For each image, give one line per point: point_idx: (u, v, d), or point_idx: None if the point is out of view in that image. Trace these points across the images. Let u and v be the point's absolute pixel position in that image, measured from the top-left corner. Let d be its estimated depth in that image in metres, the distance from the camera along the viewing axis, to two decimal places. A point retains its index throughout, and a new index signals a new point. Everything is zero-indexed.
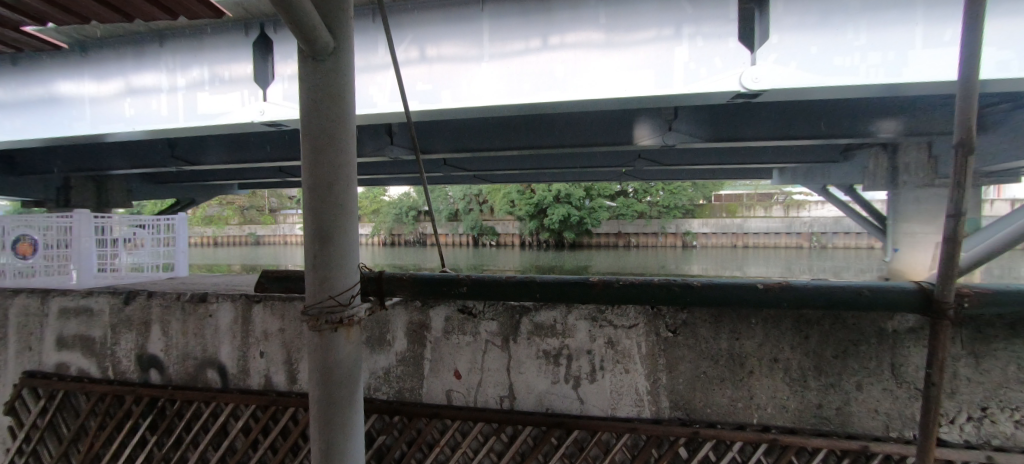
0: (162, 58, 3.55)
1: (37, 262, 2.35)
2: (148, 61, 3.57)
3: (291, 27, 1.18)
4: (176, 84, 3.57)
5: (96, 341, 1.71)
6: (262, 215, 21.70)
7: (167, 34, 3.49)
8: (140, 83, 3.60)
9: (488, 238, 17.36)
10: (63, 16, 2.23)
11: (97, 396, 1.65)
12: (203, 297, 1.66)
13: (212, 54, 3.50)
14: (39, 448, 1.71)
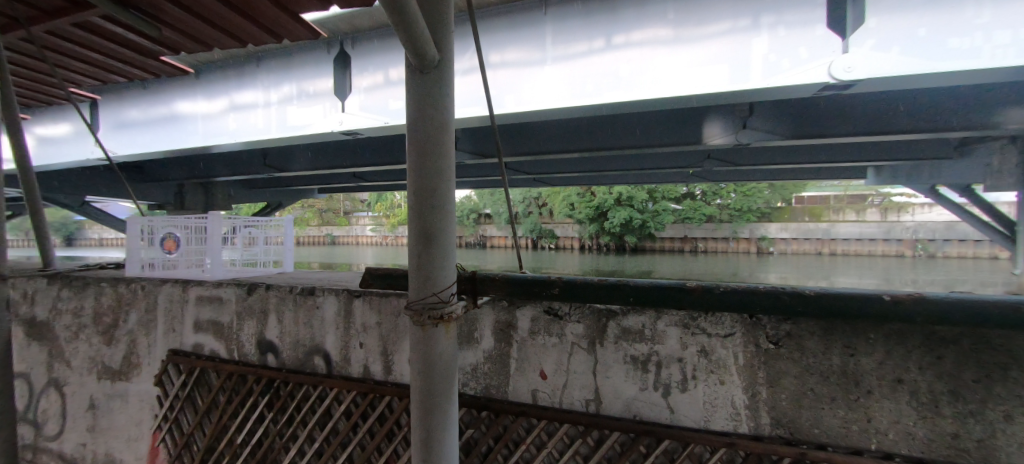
0: (260, 77, 3.98)
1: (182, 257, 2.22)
2: (248, 80, 4.01)
3: (406, 42, 1.25)
4: (271, 99, 3.97)
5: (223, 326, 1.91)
6: (338, 218, 23.72)
7: (265, 56, 3.91)
8: (241, 100, 4.07)
9: (546, 241, 17.38)
10: (190, 45, 2.52)
11: (226, 373, 1.79)
12: (311, 290, 1.79)
13: (300, 71, 3.85)
14: (174, 423, 1.83)
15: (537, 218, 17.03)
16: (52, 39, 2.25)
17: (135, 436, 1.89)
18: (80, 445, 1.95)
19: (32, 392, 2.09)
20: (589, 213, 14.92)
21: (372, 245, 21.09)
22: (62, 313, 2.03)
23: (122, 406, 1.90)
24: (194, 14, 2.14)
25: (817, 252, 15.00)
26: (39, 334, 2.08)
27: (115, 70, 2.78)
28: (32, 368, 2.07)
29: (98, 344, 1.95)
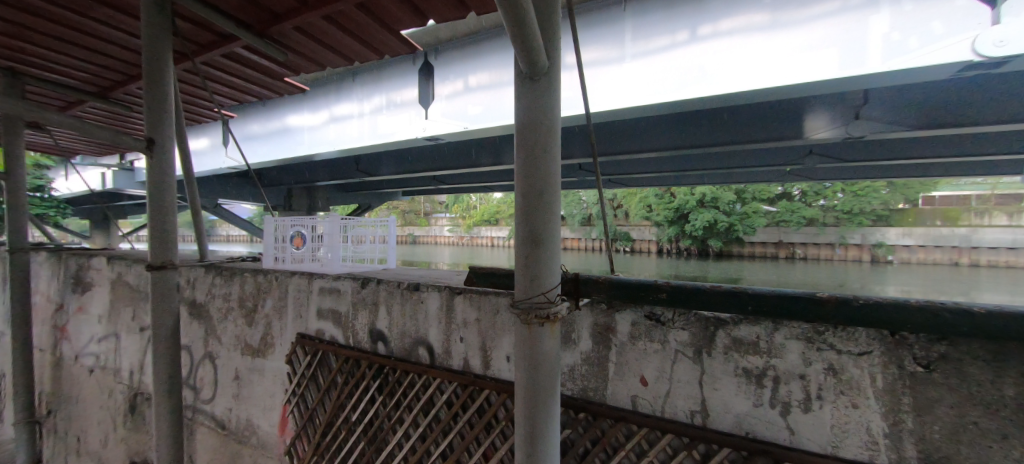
0: (355, 90, 4.39)
1: (307, 254, 2.18)
2: (345, 93, 4.45)
3: (523, 53, 1.29)
4: (364, 110, 4.37)
5: None
6: (417, 218, 25.36)
7: (361, 71, 4.32)
8: (339, 112, 4.53)
9: (621, 244, 16.59)
10: (308, 67, 2.73)
11: (344, 357, 1.94)
12: (416, 286, 1.90)
13: (390, 83, 4.17)
14: (297, 398, 2.00)
15: (611, 220, 16.58)
16: (206, 70, 2.65)
17: (255, 411, 2.07)
18: (227, 409, 2.14)
19: (193, 362, 2.33)
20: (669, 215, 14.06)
21: (446, 245, 22.13)
22: (215, 297, 2.23)
23: (260, 379, 2.09)
24: (311, 39, 2.38)
25: (953, 263, 12.55)
26: (198, 313, 2.31)
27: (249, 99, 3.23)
28: (190, 341, 2.30)
29: (241, 324, 2.14)
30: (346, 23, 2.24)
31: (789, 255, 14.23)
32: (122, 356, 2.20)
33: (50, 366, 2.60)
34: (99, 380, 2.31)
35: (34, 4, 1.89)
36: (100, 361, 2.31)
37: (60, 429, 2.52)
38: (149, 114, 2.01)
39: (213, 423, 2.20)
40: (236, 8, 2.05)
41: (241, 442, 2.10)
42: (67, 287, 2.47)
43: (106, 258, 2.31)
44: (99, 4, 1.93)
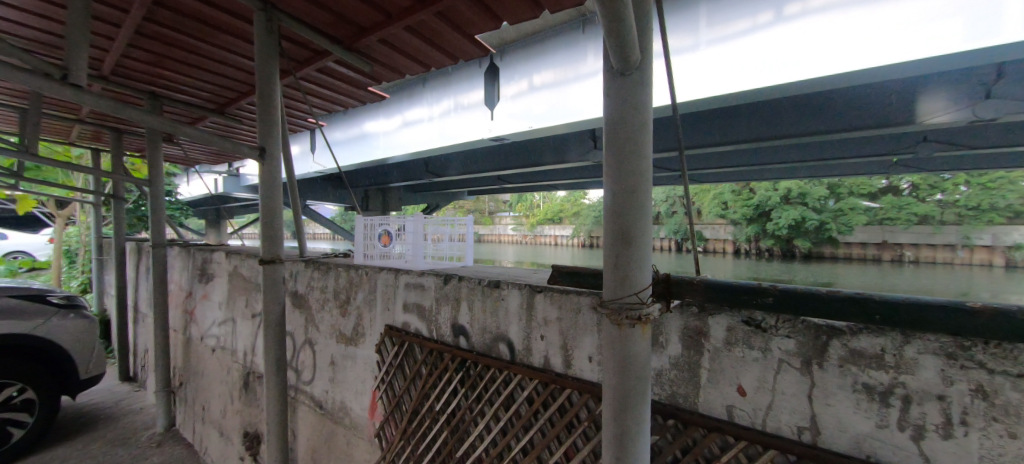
0: (425, 95, 4.63)
1: (394, 252, 2.29)
2: (416, 99, 4.71)
3: (614, 46, 1.20)
4: (433, 114, 4.57)
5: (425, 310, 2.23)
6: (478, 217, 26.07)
7: (430, 76, 4.54)
8: (411, 117, 4.80)
9: (692, 243, 15.62)
10: (389, 76, 2.89)
11: (429, 349, 2.03)
12: (497, 283, 1.94)
13: (458, 86, 4.32)
14: (386, 386, 2.12)
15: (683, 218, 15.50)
16: (305, 86, 2.93)
17: (347, 394, 2.24)
18: (324, 391, 2.33)
19: (296, 347, 2.57)
20: (748, 212, 12.99)
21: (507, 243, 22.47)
22: (314, 289, 2.44)
23: (353, 366, 2.24)
24: (391, 49, 2.52)
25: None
26: (299, 303, 2.54)
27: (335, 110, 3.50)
28: (293, 328, 2.54)
29: (336, 314, 2.32)
30: (423, 31, 2.34)
31: (896, 258, 12.33)
32: (236, 338, 2.44)
33: (181, 344, 3.01)
34: (219, 358, 2.59)
35: (175, 37, 2.24)
36: (220, 343, 2.60)
37: (190, 399, 2.87)
38: (261, 130, 2.21)
39: (313, 403, 2.39)
40: (328, 25, 2.25)
41: (337, 422, 2.26)
42: (196, 277, 2.85)
43: (225, 253, 2.60)
44: (222, 32, 2.25)
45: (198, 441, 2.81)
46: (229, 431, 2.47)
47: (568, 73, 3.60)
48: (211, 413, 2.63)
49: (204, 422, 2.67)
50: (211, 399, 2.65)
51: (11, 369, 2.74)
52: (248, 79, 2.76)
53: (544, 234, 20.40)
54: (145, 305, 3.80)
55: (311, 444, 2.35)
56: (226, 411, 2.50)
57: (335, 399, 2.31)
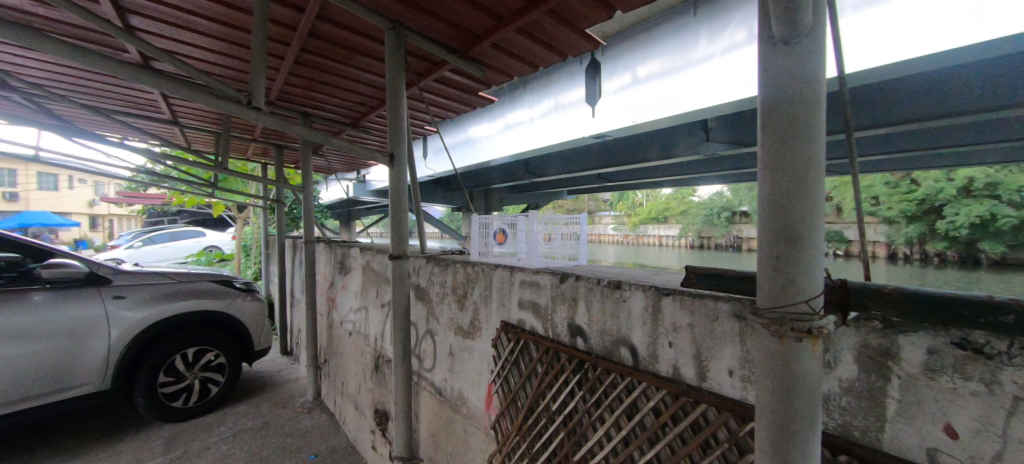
0: (526, 97, 4.75)
1: (509, 249, 2.37)
2: (517, 101, 4.87)
3: None
4: (534, 115, 4.68)
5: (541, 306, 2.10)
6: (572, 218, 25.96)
7: (531, 78, 4.64)
8: (512, 119, 4.99)
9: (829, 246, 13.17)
10: (500, 79, 2.97)
11: (544, 348, 2.02)
12: (618, 284, 1.83)
13: (557, 85, 4.34)
14: (503, 380, 2.16)
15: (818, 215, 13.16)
16: (429, 98, 3.21)
17: (464, 386, 2.35)
18: (444, 379, 2.47)
19: (418, 336, 2.77)
20: (911, 208, 10.47)
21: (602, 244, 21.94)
22: (434, 283, 2.61)
23: (470, 358, 2.34)
24: (501, 52, 2.58)
25: None
26: (421, 295, 2.74)
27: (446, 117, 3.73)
28: (415, 318, 2.75)
29: (454, 308, 2.44)
30: (532, 29, 2.34)
31: None
32: (369, 325, 2.74)
33: (325, 327, 3.47)
34: (356, 341, 2.92)
35: (321, 62, 2.62)
36: (356, 328, 2.94)
37: (333, 374, 3.32)
38: (391, 136, 2.36)
39: (433, 389, 2.55)
40: (444, 35, 2.40)
41: (455, 409, 2.37)
42: (338, 270, 3.28)
43: (360, 248, 2.95)
44: (357, 53, 2.54)
45: (337, 412, 3.22)
46: (362, 405, 2.77)
47: (676, 61, 3.39)
48: (349, 388, 3.00)
49: (344, 396, 3.05)
50: (348, 375, 3.03)
51: (208, 338, 3.50)
52: (375, 93, 3.08)
53: (647, 235, 16.54)
54: (299, 292, 4.53)
55: (432, 428, 2.51)
56: (360, 387, 2.82)
57: (452, 388, 2.44)
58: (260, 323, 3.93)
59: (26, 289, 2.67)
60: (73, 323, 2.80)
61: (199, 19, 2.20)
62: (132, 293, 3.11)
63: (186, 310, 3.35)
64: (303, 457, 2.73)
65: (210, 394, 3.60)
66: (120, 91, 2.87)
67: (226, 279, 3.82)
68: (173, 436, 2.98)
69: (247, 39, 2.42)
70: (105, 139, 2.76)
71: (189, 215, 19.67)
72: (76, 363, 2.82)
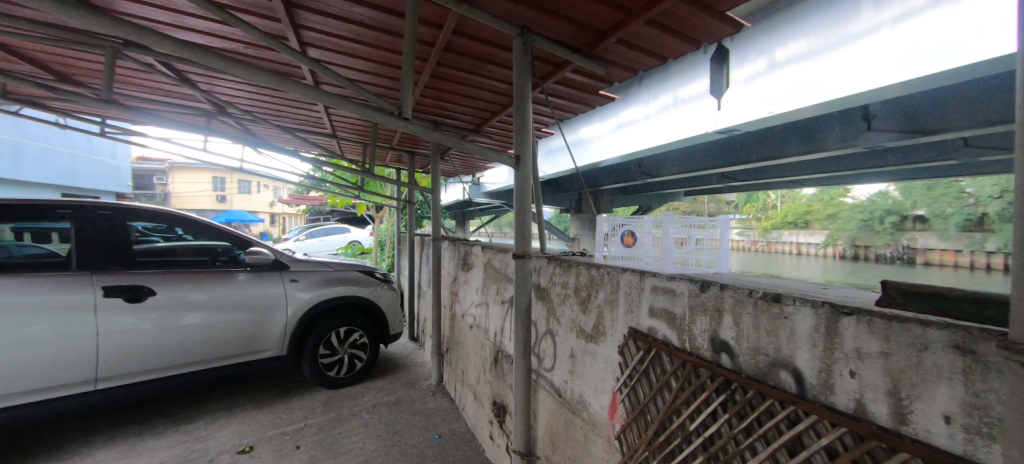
0: (641, 95, 4.95)
1: (638, 253, 2.22)
2: (632, 100, 5.11)
3: None
4: (650, 111, 4.87)
5: (677, 317, 1.83)
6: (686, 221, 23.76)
7: (645, 75, 4.82)
8: (627, 117, 5.27)
9: None
10: (622, 74, 2.85)
11: (680, 360, 1.74)
12: (777, 296, 1.41)
13: (676, 80, 4.42)
14: (631, 391, 1.96)
15: None
16: (552, 101, 3.28)
17: (589, 393, 2.23)
18: (564, 381, 2.41)
19: (537, 335, 2.75)
20: None
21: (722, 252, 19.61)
22: (555, 284, 2.57)
23: (593, 362, 2.24)
24: (627, 47, 2.47)
25: None
26: (541, 295, 2.72)
27: (559, 116, 3.70)
28: (535, 317, 2.76)
29: (577, 310, 2.36)
30: (663, 19, 2.19)
31: None
32: (489, 319, 2.88)
33: (449, 318, 3.75)
34: (477, 334, 3.10)
35: (452, 74, 2.82)
36: (477, 321, 3.12)
37: (454, 363, 3.57)
38: (517, 140, 2.40)
39: (552, 390, 2.51)
40: (567, 35, 2.38)
41: (575, 413, 2.30)
42: (461, 266, 3.52)
43: (481, 246, 3.12)
44: (484, 61, 2.66)
45: (457, 398, 3.45)
46: (482, 396, 2.91)
47: (824, 40, 3.33)
48: (469, 377, 3.19)
49: (465, 384, 3.26)
50: (469, 365, 3.23)
51: (354, 320, 4.05)
52: (497, 99, 3.24)
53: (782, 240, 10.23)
54: (425, 284, 4.99)
55: (549, 429, 2.46)
56: (480, 378, 2.98)
57: (573, 392, 2.35)
58: (394, 311, 4.40)
59: (235, 269, 3.44)
60: (264, 299, 3.49)
61: (358, 46, 2.56)
62: (303, 277, 3.76)
63: (336, 295, 3.91)
64: (429, 435, 2.99)
65: (356, 368, 4.08)
66: (300, 112, 3.52)
67: (369, 270, 4.37)
68: (327, 400, 3.53)
69: (391, 59, 2.75)
70: (287, 151, 3.33)
71: (333, 214, 23.65)
72: (263, 331, 3.50)
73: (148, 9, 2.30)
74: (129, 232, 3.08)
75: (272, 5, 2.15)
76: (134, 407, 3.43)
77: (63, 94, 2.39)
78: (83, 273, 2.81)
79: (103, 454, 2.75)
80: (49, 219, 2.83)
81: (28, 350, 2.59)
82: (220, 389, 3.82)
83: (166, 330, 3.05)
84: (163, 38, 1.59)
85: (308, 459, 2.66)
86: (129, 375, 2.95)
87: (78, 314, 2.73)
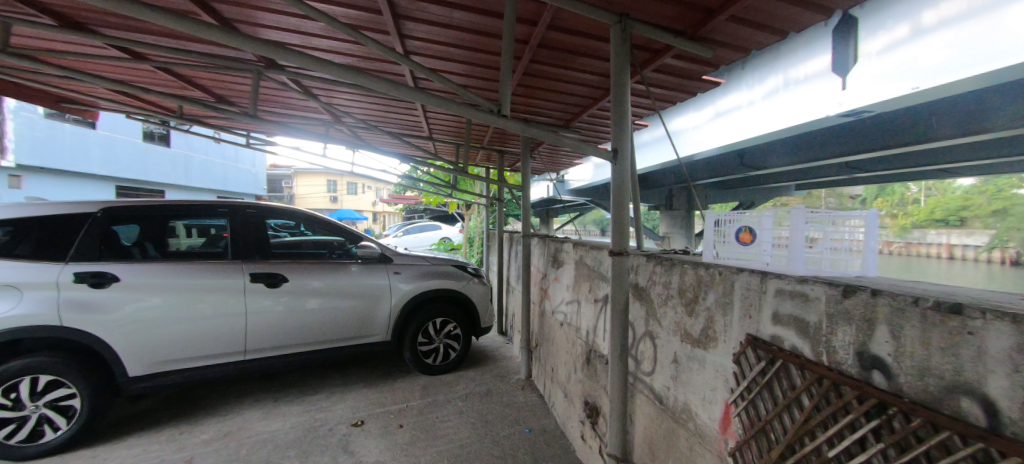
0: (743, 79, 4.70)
1: (760, 253, 1.85)
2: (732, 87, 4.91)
3: None
4: (754, 97, 4.64)
5: (811, 326, 1.48)
6: None
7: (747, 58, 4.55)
8: (727, 105, 5.12)
9: None
10: (732, 55, 2.61)
11: (813, 374, 1.40)
12: (957, 307, 1.04)
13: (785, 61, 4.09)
14: (752, 406, 1.65)
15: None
16: (650, 91, 3.14)
17: (697, 402, 1.99)
18: (666, 387, 2.22)
19: (634, 337, 2.61)
20: None
21: None
22: (655, 284, 2.41)
23: (701, 369, 2.00)
24: (740, 24, 2.24)
25: None
26: (640, 295, 2.56)
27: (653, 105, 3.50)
28: (632, 318, 2.62)
29: (682, 312, 2.17)
30: None
31: None
32: (581, 317, 2.84)
33: (538, 314, 3.79)
34: (567, 332, 3.08)
35: (545, 70, 2.84)
36: (567, 319, 3.10)
37: (544, 359, 3.59)
38: (614, 134, 2.31)
39: (651, 395, 2.34)
40: (671, 18, 2.24)
41: (678, 422, 2.10)
42: (551, 263, 3.53)
43: (573, 243, 3.10)
44: (578, 55, 2.61)
45: (547, 395, 3.46)
46: (573, 395, 2.89)
47: None
48: (559, 375, 3.19)
49: (554, 381, 3.27)
50: (559, 363, 3.23)
51: (446, 312, 4.29)
52: (589, 93, 3.18)
53: (926, 244, 8.50)
54: (513, 279, 5.11)
55: (648, 434, 2.31)
56: (570, 377, 2.96)
57: (677, 400, 2.13)
58: (485, 305, 4.57)
59: (349, 261, 3.84)
60: (371, 289, 3.85)
61: (455, 50, 2.70)
62: (404, 270, 4.07)
63: (431, 287, 4.17)
64: (520, 429, 3.04)
65: (451, 357, 4.31)
66: (405, 117, 3.83)
67: (461, 264, 4.57)
68: (424, 386, 3.80)
69: (482, 60, 2.84)
70: (389, 153, 3.62)
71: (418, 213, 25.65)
72: (372, 318, 3.86)
73: (283, 35, 2.73)
74: (266, 227, 3.63)
75: (383, 19, 2.34)
76: (270, 376, 4.04)
77: (222, 112, 2.87)
78: (235, 262, 3.37)
79: (249, 414, 3.27)
80: (210, 216, 3.44)
81: (186, 325, 3.12)
82: (334, 367, 4.31)
83: (295, 312, 3.50)
84: (305, 57, 1.82)
85: (410, 439, 2.87)
86: (268, 349, 3.45)
87: (231, 296, 3.27)
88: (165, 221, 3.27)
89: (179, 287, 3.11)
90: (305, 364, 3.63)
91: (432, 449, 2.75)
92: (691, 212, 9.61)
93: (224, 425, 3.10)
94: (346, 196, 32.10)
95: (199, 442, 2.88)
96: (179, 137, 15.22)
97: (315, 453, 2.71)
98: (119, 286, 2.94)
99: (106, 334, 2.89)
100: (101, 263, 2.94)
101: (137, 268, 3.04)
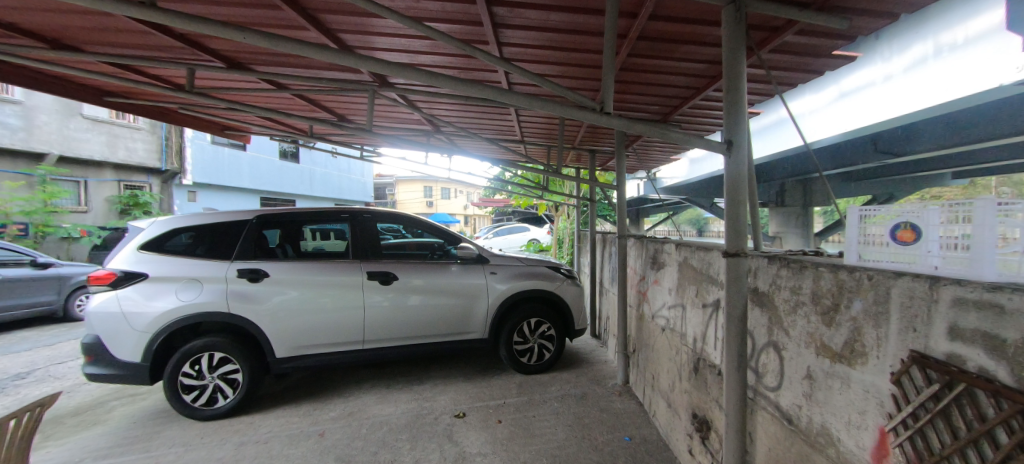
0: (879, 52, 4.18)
1: (933, 257, 1.39)
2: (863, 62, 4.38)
3: None
4: None
5: (1010, 346, 1.08)
6: None
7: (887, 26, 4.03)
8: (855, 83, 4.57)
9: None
10: (877, 21, 2.25)
11: (1011, 403, 1.04)
12: None
13: None
14: (922, 438, 1.32)
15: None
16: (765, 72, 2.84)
17: (841, 425, 1.68)
18: (798, 405, 1.95)
19: (755, 348, 2.37)
20: None
21: None
22: (781, 289, 2.15)
23: (844, 389, 1.68)
24: None
25: None
26: (761, 301, 2.32)
27: (767, 89, 3.17)
28: (752, 327, 2.38)
29: (817, 322, 1.86)
30: None
31: None
32: (687, 323, 2.68)
33: (636, 318, 3.66)
34: (670, 338, 2.94)
35: (642, 62, 2.76)
36: (670, 324, 2.95)
37: (642, 366, 3.46)
38: (727, 122, 2.11)
39: (777, 413, 2.10)
40: None
41: (813, 447, 1.82)
42: (651, 265, 3.39)
43: (676, 244, 2.95)
44: (681, 43, 2.46)
45: (647, 403, 3.32)
46: (678, 405, 2.75)
47: None
48: (661, 383, 3.05)
49: (655, 390, 3.12)
50: (660, 370, 3.08)
51: (540, 312, 4.35)
52: (690, 82, 3.00)
53: None
54: (609, 282, 4.99)
55: (773, 455, 2.07)
56: (675, 386, 2.82)
57: (813, 421, 1.84)
58: (579, 307, 4.53)
59: (448, 262, 4.10)
60: (469, 288, 4.07)
61: (547, 52, 2.74)
62: (500, 270, 4.23)
63: (525, 288, 4.27)
64: (620, 436, 2.96)
65: (545, 358, 4.35)
66: (500, 122, 3.99)
67: (554, 266, 4.60)
68: (520, 384, 3.89)
69: (572, 58, 2.83)
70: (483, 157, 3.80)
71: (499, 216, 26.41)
72: (469, 316, 4.07)
73: (394, 54, 3.03)
74: (377, 230, 4.03)
75: (483, 29, 2.47)
76: (379, 365, 4.47)
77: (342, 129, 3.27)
78: (355, 261, 3.81)
79: (365, 398, 3.65)
80: (334, 221, 3.95)
81: (314, 314, 3.59)
82: (432, 361, 4.62)
83: (400, 308, 3.82)
84: (417, 72, 1.99)
85: (509, 434, 2.96)
86: (378, 341, 3.81)
87: (351, 290, 3.69)
88: (300, 226, 3.85)
89: (307, 281, 3.59)
90: (408, 356, 3.94)
91: (531, 447, 2.80)
92: (808, 208, 8.45)
93: (346, 406, 3.51)
94: (438, 201, 34.68)
95: (327, 419, 3.30)
96: (307, 153, 17.87)
97: (423, 439, 2.94)
98: (268, 280, 3.50)
99: (255, 321, 3.45)
100: (255, 261, 3.55)
101: (281, 265, 3.59)
